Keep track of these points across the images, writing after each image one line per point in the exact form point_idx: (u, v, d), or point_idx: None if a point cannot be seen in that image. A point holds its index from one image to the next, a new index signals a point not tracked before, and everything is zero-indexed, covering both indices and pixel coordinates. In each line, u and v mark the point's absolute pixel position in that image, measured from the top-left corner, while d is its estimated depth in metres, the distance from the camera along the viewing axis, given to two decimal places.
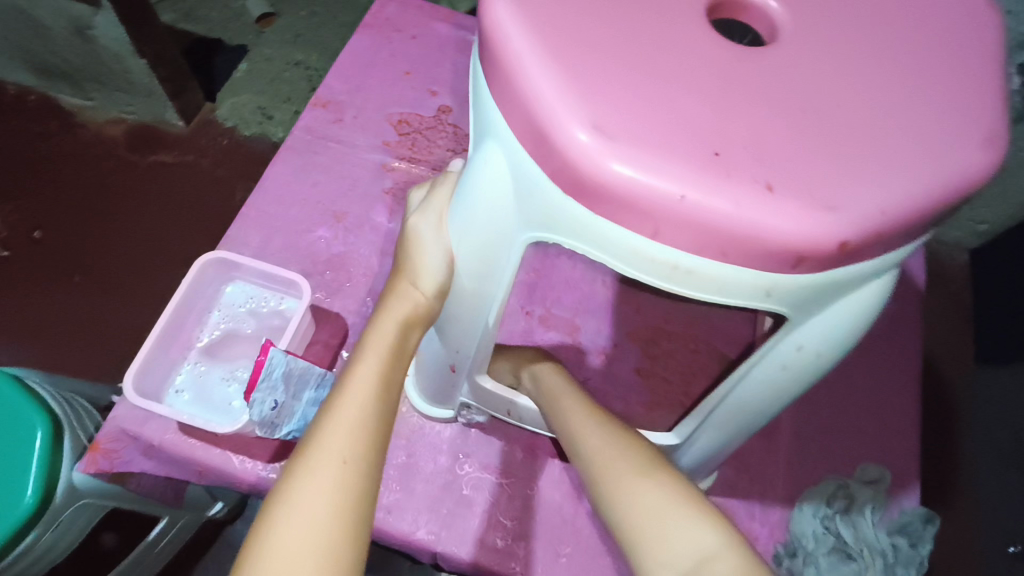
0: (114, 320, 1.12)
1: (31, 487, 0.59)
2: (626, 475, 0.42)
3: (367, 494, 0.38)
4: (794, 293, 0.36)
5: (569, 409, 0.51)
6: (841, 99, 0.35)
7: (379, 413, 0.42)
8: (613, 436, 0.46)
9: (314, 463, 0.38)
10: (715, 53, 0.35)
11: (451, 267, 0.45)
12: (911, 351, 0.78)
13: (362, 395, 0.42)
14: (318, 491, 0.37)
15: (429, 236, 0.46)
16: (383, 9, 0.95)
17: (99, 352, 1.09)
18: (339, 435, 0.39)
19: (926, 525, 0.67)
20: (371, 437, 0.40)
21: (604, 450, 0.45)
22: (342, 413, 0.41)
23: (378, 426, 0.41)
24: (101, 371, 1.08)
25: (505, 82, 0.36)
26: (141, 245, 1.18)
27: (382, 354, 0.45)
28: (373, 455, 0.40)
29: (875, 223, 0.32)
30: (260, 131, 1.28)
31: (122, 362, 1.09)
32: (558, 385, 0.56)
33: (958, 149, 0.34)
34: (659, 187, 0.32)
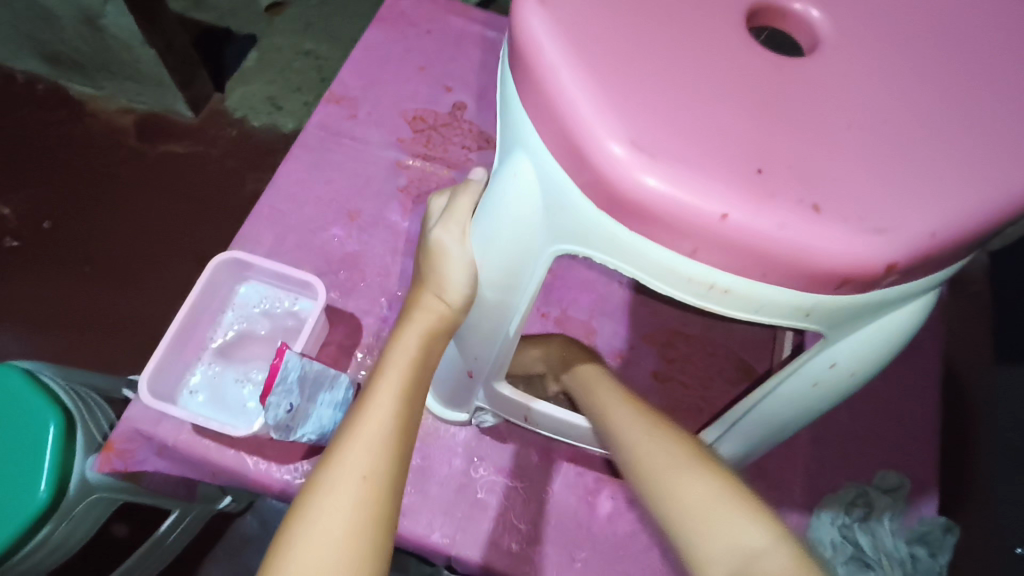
0: (125, 312, 1.12)
1: (44, 481, 0.58)
2: (671, 468, 0.42)
3: (388, 510, 0.38)
4: (834, 314, 0.35)
5: (606, 404, 0.50)
6: (885, 115, 0.34)
7: (401, 428, 0.41)
8: (654, 430, 0.45)
9: (335, 478, 0.38)
10: (755, 64, 0.34)
11: (475, 280, 0.45)
12: (932, 356, 0.77)
13: (385, 408, 0.41)
14: (338, 507, 0.36)
15: (452, 247, 0.45)
16: (398, 3, 0.94)
17: (111, 343, 1.09)
18: (360, 452, 0.39)
19: (946, 535, 0.66)
20: (393, 451, 0.39)
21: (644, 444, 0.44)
22: (362, 427, 0.40)
23: (400, 441, 0.40)
24: (112, 363, 1.07)
25: (537, 92, 0.35)
26: (150, 236, 1.17)
27: (405, 368, 0.44)
28: (394, 472, 0.39)
29: (923, 246, 0.31)
30: (270, 123, 1.27)
31: (132, 354, 1.08)
32: (593, 378, 0.55)
33: (1011, 167, 0.33)
34: (699, 206, 0.31)
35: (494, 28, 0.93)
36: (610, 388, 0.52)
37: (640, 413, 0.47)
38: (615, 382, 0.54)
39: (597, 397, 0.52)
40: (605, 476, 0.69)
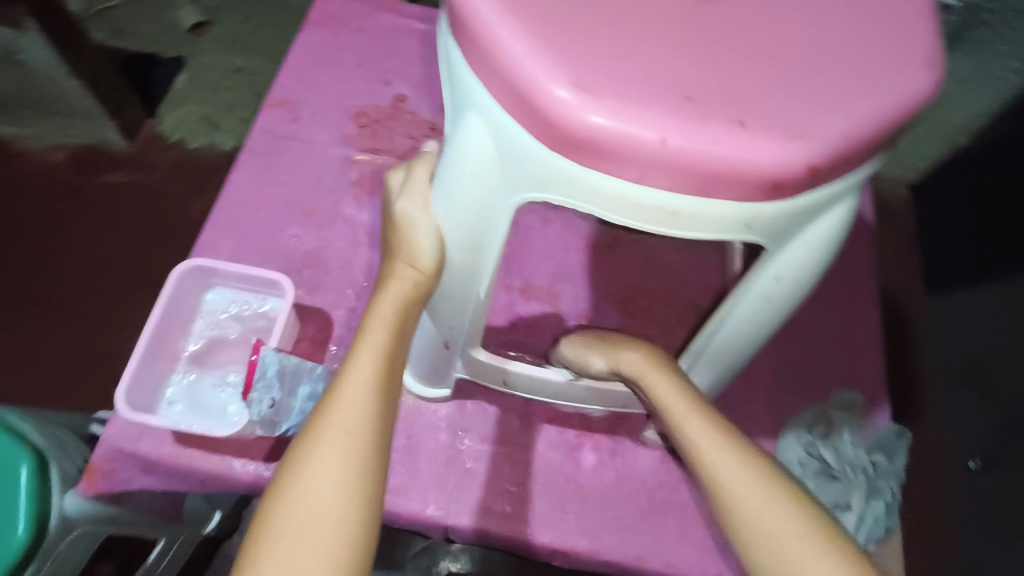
0: (82, 349, 1.09)
1: (22, 520, 0.55)
2: (785, 536, 0.39)
3: (375, 461, 0.40)
4: (770, 222, 0.39)
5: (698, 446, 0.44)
6: (792, 40, 0.38)
7: (381, 390, 0.43)
8: (770, 493, 0.41)
9: (320, 435, 0.40)
10: (674, 6, 0.38)
11: (443, 243, 0.47)
12: (869, 281, 0.83)
13: (365, 372, 0.43)
14: (325, 460, 0.38)
15: (417, 215, 0.47)
16: (326, 4, 0.95)
17: (74, 382, 1.07)
18: (344, 409, 0.41)
19: (899, 439, 0.72)
20: (375, 407, 0.42)
21: (762, 512, 0.40)
22: (344, 388, 0.42)
23: (383, 400, 0.42)
24: (78, 401, 1.05)
25: (482, 53, 0.38)
26: (100, 269, 1.15)
27: (382, 333, 0.46)
28: (376, 427, 0.41)
29: (839, 145, 0.35)
30: (208, 142, 1.25)
31: (99, 390, 1.06)
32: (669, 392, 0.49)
33: (904, 72, 0.37)
34: (641, 134, 0.34)
35: (423, 20, 0.95)
36: (707, 421, 0.46)
37: (743, 455, 0.43)
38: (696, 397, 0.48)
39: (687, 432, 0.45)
40: (586, 430, 0.73)
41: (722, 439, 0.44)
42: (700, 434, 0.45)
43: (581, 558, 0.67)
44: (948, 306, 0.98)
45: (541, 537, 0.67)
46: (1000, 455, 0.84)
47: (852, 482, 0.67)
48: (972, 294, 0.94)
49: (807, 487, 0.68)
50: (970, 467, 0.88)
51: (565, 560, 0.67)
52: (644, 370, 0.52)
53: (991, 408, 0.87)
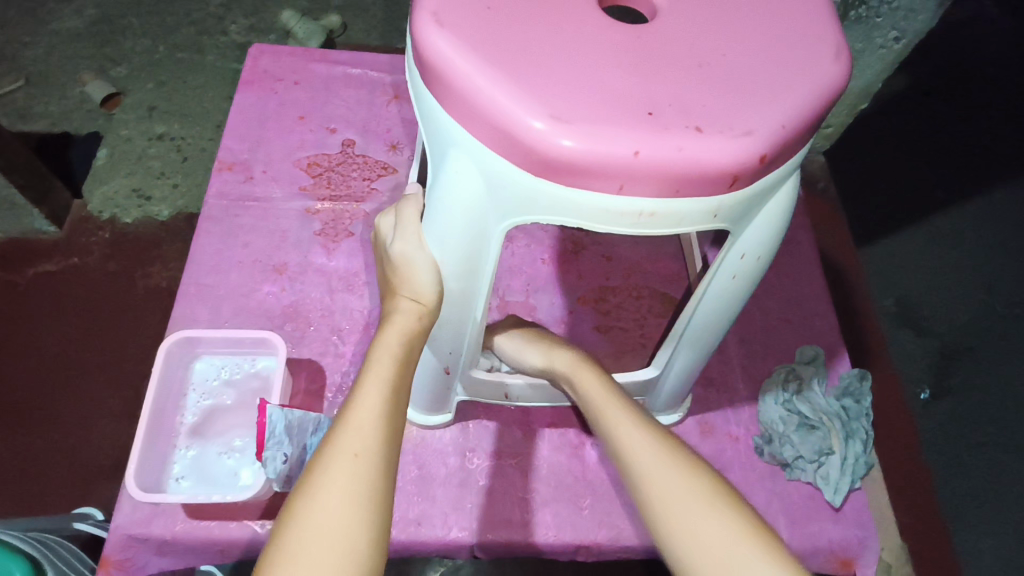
0: (39, 447, 0.96)
1: None
2: (688, 504, 0.42)
3: (383, 486, 0.41)
4: (734, 209, 0.45)
5: (618, 424, 0.49)
6: (722, 51, 0.43)
7: (388, 415, 0.45)
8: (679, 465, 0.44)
9: (329, 459, 0.41)
10: (619, 36, 0.43)
11: (440, 275, 0.50)
12: (809, 245, 0.91)
13: (374, 399, 0.45)
14: (337, 482, 0.40)
15: (414, 252, 0.51)
16: (257, 63, 0.96)
17: (35, 494, 0.93)
18: (353, 433, 0.43)
19: (863, 381, 0.79)
20: (381, 431, 0.43)
21: (665, 483, 0.43)
22: (353, 414, 0.44)
23: (389, 425, 0.44)
24: (41, 503, 0.92)
25: (459, 99, 0.42)
26: (44, 364, 1.02)
27: (391, 366, 0.48)
28: (384, 449, 0.43)
29: (782, 135, 0.41)
30: (143, 216, 1.14)
31: (66, 502, 0.93)
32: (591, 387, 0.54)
33: (819, 64, 0.43)
34: (616, 151, 0.39)
35: (355, 65, 0.98)
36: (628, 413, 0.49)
37: (656, 435, 0.47)
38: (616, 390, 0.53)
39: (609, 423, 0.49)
40: (585, 428, 0.76)
41: (637, 421, 0.48)
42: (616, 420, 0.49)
43: (602, 549, 0.70)
44: (877, 257, 1.06)
45: (562, 537, 0.70)
46: (947, 382, 0.98)
47: (831, 428, 0.75)
48: (897, 242, 1.07)
49: (792, 441, 0.74)
50: (922, 398, 0.97)
51: (589, 553, 0.71)
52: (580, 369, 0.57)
53: (929, 339, 1.01)
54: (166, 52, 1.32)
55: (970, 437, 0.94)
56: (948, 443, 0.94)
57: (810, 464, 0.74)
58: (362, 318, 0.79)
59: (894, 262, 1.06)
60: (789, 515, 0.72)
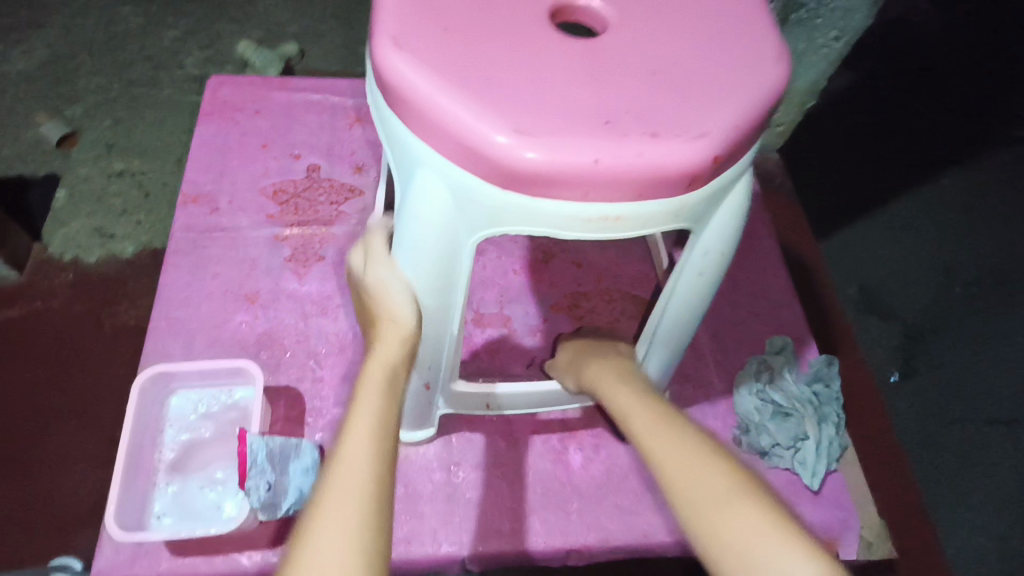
0: (12, 499, 0.93)
1: None
2: (716, 489, 0.44)
3: (382, 512, 0.41)
4: (694, 209, 0.46)
5: (640, 427, 0.52)
6: (670, 59, 0.45)
7: (383, 443, 0.45)
8: (703, 453, 0.47)
9: (330, 489, 0.41)
10: (572, 49, 0.45)
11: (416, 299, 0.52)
12: (770, 239, 0.94)
13: (370, 429, 0.45)
14: (339, 507, 0.40)
15: (389, 280, 0.52)
16: (217, 94, 0.96)
17: (7, 549, 0.90)
18: (353, 462, 0.43)
19: (831, 366, 0.81)
20: (378, 460, 0.44)
21: (694, 471, 0.46)
22: (351, 446, 0.44)
23: (385, 453, 0.44)
24: (16, 557, 0.89)
25: (422, 119, 0.43)
26: (10, 414, 0.99)
27: (380, 392, 0.49)
28: (382, 477, 0.43)
29: (732, 136, 0.43)
30: (106, 254, 1.12)
31: (41, 554, 0.90)
32: (618, 393, 0.57)
33: (763, 67, 0.46)
34: (577, 160, 0.41)
35: (315, 91, 0.98)
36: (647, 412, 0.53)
37: (676, 429, 0.50)
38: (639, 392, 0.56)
39: (636, 422, 0.52)
40: (567, 433, 0.77)
41: (661, 419, 0.51)
42: (638, 422, 0.52)
43: (593, 552, 0.71)
44: (836, 248, 1.11)
45: (552, 543, 0.71)
46: (913, 362, 1.02)
47: (804, 414, 0.76)
48: (855, 232, 1.11)
49: (768, 429, 0.76)
50: (891, 380, 1.01)
51: (580, 557, 0.71)
52: (604, 376, 0.60)
53: (895, 323, 1.04)
54: (121, 88, 1.31)
55: (949, 411, 0.98)
56: (919, 424, 0.98)
57: (787, 450, 0.76)
58: (338, 340, 0.79)
59: (858, 251, 1.10)
60: None
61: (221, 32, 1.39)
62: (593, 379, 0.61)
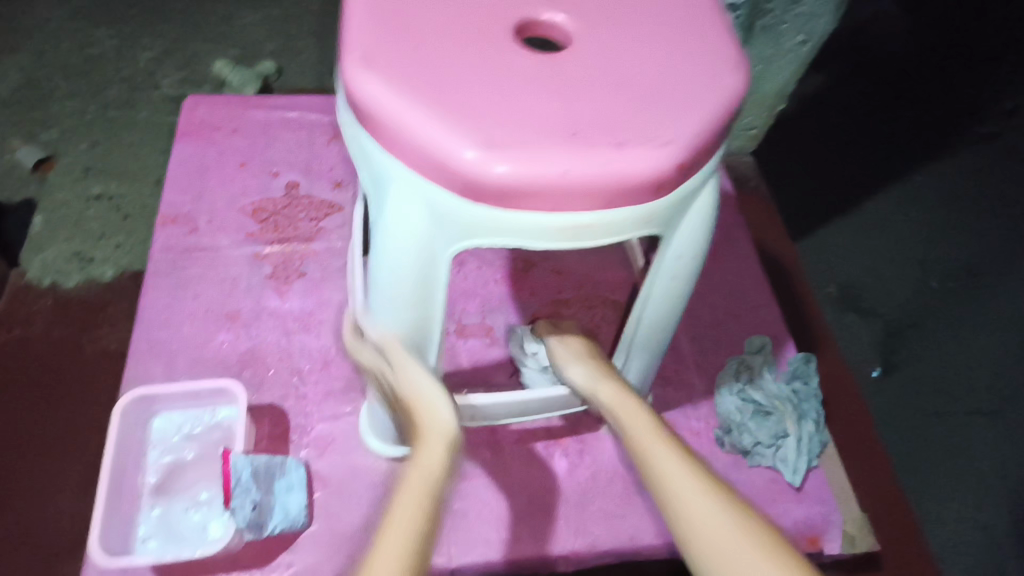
0: None
1: None
2: (749, 550, 0.41)
3: None
4: (662, 215, 0.48)
5: (662, 462, 0.48)
6: (633, 70, 0.47)
7: (428, 512, 0.41)
8: (730, 510, 0.43)
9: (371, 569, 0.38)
10: (538, 63, 0.46)
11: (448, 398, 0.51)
12: (745, 241, 0.95)
13: (413, 501, 0.41)
14: None
15: (420, 380, 0.51)
16: (193, 115, 0.96)
17: None
18: (394, 537, 0.39)
19: (808, 363, 0.83)
20: (421, 533, 0.40)
21: (725, 528, 0.42)
22: (394, 521, 0.40)
23: (428, 523, 0.41)
24: None
25: (393, 136, 0.44)
26: None
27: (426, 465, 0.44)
28: (424, 553, 0.39)
29: (695, 143, 0.44)
30: (86, 278, 1.11)
31: None
32: (635, 419, 0.53)
33: (723, 75, 0.47)
34: (545, 172, 0.42)
35: (293, 109, 0.99)
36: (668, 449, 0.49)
37: (700, 476, 0.46)
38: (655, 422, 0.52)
39: (656, 458, 0.48)
40: (552, 440, 0.78)
41: (682, 459, 0.48)
42: (660, 456, 0.48)
43: (582, 558, 0.72)
44: (814, 248, 1.12)
45: (541, 550, 0.71)
46: (894, 358, 1.03)
47: (784, 412, 0.77)
48: (833, 232, 1.13)
49: (750, 428, 0.77)
50: (874, 375, 1.02)
51: (569, 564, 0.71)
52: (620, 401, 0.56)
53: (874, 319, 1.06)
54: (98, 111, 1.30)
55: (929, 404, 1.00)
56: (902, 418, 0.99)
57: (768, 448, 0.77)
58: (321, 356, 0.79)
59: (836, 250, 1.12)
60: (755, 501, 0.75)
61: (198, 52, 1.40)
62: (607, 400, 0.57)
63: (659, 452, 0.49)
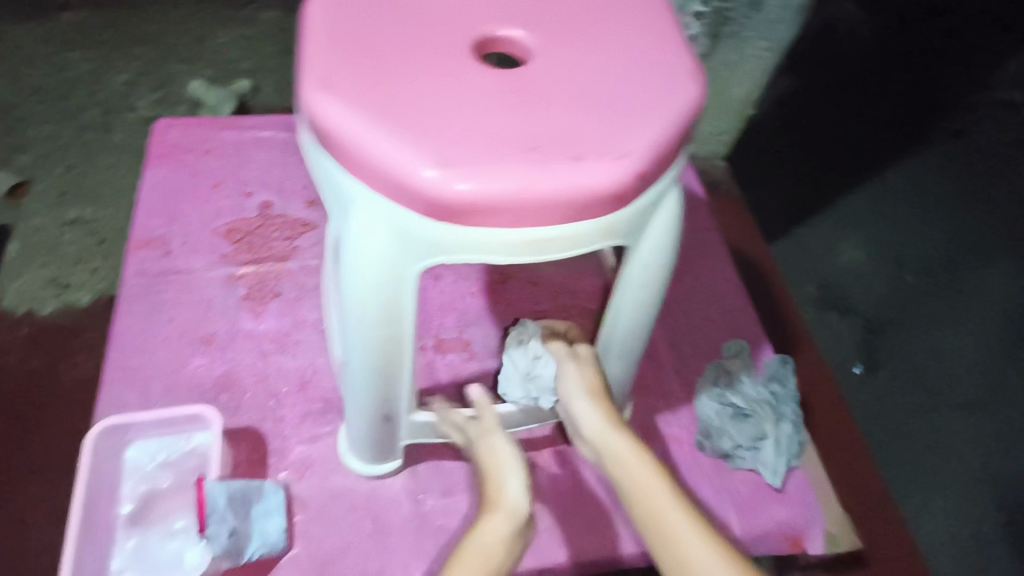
0: None
1: None
2: None
3: None
4: (626, 225, 0.48)
5: (669, 526, 0.47)
6: (591, 83, 0.47)
7: None
8: None
9: None
10: (495, 79, 0.46)
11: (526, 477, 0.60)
12: (719, 246, 0.96)
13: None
14: None
15: (501, 454, 0.62)
16: (164, 137, 0.96)
17: None
18: None
19: (785, 365, 0.84)
20: None
21: None
22: None
23: None
24: None
25: (353, 156, 0.44)
26: None
27: (486, 548, 0.53)
28: None
29: (653, 154, 0.45)
30: (62, 304, 1.09)
31: None
32: (637, 470, 0.50)
33: (679, 86, 0.48)
34: (504, 188, 0.42)
35: (265, 128, 0.99)
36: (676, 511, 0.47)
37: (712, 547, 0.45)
38: (661, 475, 0.50)
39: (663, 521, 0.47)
40: (533, 452, 0.78)
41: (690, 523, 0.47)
42: (667, 519, 0.47)
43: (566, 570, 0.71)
44: (790, 248, 1.13)
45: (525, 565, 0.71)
46: (877, 356, 1.02)
47: (762, 414, 0.78)
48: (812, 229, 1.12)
49: (728, 432, 0.78)
50: (857, 372, 1.02)
51: None
52: (619, 442, 0.52)
53: (854, 318, 1.05)
54: (71, 135, 1.29)
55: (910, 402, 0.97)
56: (885, 414, 0.98)
57: (748, 451, 0.77)
58: (298, 377, 0.79)
59: (813, 248, 1.11)
60: (738, 505, 0.76)
61: (172, 73, 1.39)
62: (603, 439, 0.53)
63: (666, 515, 0.47)
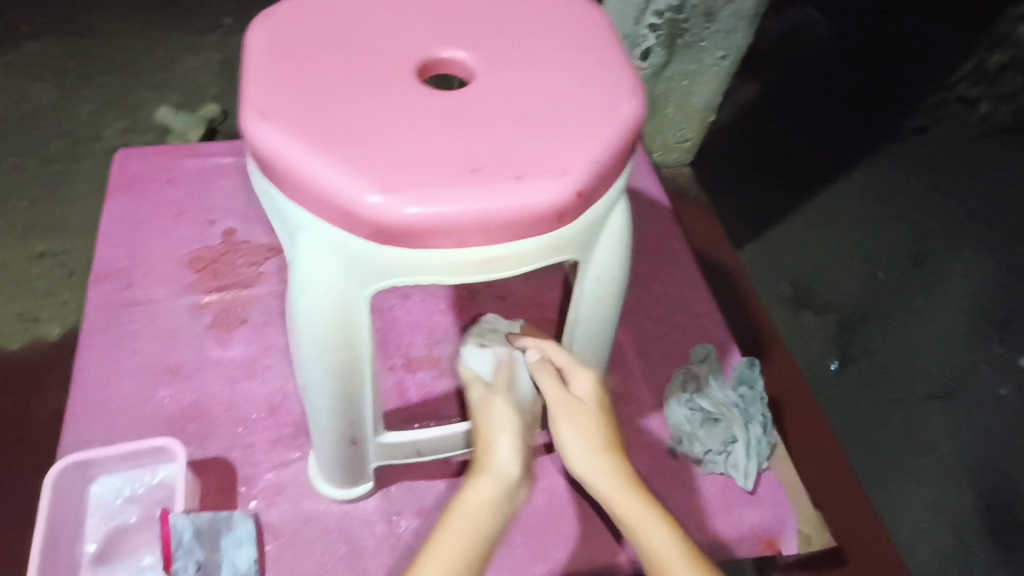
0: None
1: None
2: None
3: None
4: (573, 241, 0.49)
5: None
6: (533, 102, 0.48)
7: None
8: None
9: None
10: (437, 102, 0.47)
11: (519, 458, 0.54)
12: (685, 253, 0.97)
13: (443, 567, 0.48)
14: None
15: (499, 416, 0.57)
16: (126, 168, 0.95)
17: None
18: None
19: (753, 368, 0.84)
20: None
21: None
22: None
23: None
24: None
25: (296, 184, 0.44)
26: None
27: (462, 528, 0.49)
28: None
29: (593, 170, 0.45)
30: (32, 339, 1.07)
31: None
32: (655, 532, 0.50)
33: (618, 101, 0.49)
34: (447, 210, 0.42)
35: (230, 154, 0.99)
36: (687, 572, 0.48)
37: None
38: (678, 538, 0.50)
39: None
40: None
41: None
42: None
43: None
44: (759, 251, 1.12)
45: None
46: (851, 350, 1.03)
47: (731, 418, 0.79)
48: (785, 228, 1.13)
49: (699, 437, 0.78)
50: (833, 368, 1.02)
51: None
52: (635, 498, 0.52)
53: (827, 315, 1.06)
54: (36, 167, 1.28)
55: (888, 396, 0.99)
56: (860, 410, 0.99)
57: (719, 455, 0.78)
58: (267, 403, 0.78)
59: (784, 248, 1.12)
60: (710, 509, 0.76)
61: (138, 101, 1.38)
62: (617, 488, 0.52)
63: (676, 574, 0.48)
